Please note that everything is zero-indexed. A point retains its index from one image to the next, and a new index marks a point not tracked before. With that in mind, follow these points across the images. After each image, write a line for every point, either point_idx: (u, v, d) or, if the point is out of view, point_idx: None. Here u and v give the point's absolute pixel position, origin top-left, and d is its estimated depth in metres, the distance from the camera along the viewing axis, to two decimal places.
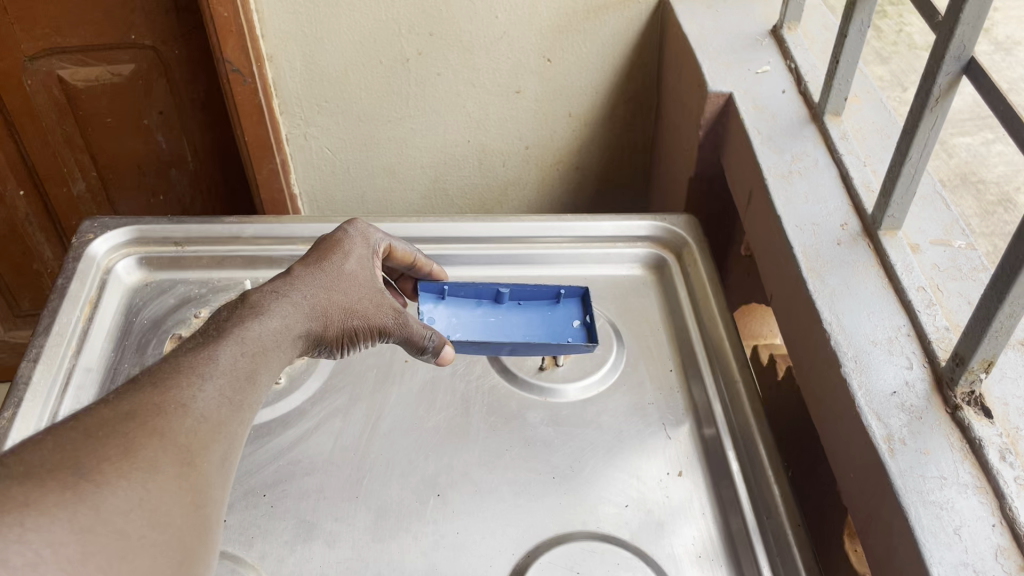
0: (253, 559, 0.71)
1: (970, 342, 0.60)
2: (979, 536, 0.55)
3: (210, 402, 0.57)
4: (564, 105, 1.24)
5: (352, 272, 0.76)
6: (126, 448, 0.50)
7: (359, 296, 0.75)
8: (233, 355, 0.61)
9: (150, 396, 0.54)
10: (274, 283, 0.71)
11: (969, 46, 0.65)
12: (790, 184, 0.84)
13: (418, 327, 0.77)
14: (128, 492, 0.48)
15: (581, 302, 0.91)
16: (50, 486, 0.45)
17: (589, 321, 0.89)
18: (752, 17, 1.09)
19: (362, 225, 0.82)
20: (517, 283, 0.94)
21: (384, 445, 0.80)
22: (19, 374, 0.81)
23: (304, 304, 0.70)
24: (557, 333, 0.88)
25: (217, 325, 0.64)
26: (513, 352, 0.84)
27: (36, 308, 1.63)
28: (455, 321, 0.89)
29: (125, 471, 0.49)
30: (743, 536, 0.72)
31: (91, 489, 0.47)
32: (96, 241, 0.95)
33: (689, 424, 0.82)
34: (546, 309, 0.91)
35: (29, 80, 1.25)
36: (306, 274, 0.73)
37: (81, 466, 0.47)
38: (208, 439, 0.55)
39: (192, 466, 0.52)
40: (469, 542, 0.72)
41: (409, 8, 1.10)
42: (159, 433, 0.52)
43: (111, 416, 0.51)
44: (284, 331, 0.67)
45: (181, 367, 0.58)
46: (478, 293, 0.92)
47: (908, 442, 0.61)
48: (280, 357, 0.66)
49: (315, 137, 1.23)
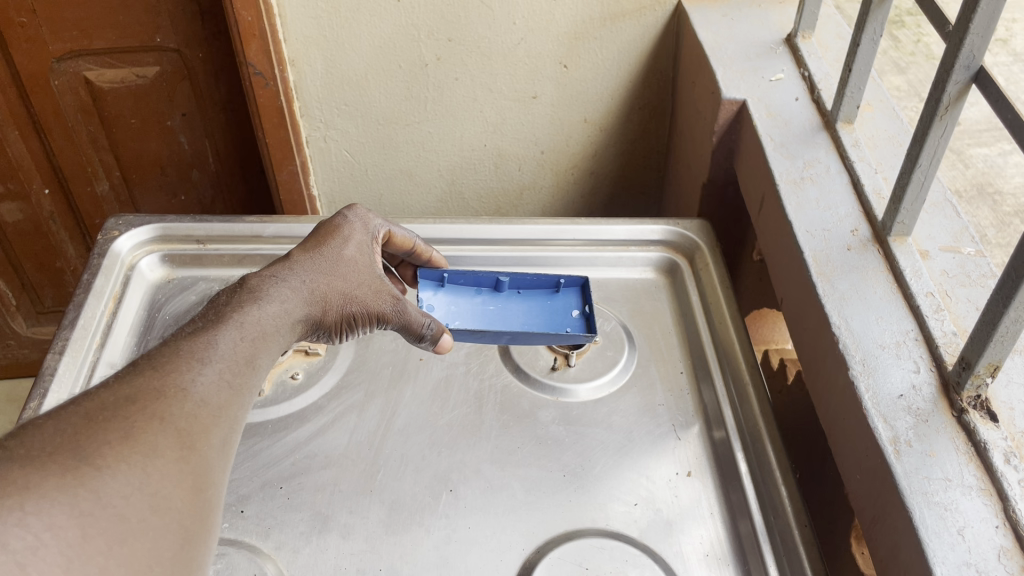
0: (270, 549, 0.73)
1: (975, 346, 0.61)
2: (982, 538, 0.56)
3: (209, 386, 0.59)
4: (579, 110, 1.25)
5: (351, 257, 0.78)
6: (127, 433, 0.52)
7: (358, 281, 0.77)
8: (233, 339, 0.63)
9: (151, 379, 0.56)
10: (274, 269, 0.73)
11: (978, 55, 0.66)
12: (801, 190, 0.85)
13: (417, 315, 0.78)
14: (128, 476, 0.50)
15: (580, 291, 0.93)
16: (51, 469, 0.47)
17: (588, 311, 0.90)
18: (767, 26, 1.11)
19: (361, 212, 0.84)
20: (517, 271, 0.95)
21: (398, 441, 0.81)
22: (45, 365, 0.83)
23: (303, 289, 0.72)
24: (556, 323, 0.90)
25: (217, 310, 0.67)
26: (512, 341, 0.86)
27: (59, 305, 1.66)
28: (454, 310, 0.91)
29: (125, 455, 0.51)
30: (752, 538, 0.73)
31: (91, 472, 0.49)
32: (121, 238, 0.98)
33: (699, 426, 0.83)
34: (545, 299, 0.93)
35: (56, 81, 1.28)
36: (306, 259, 0.75)
37: (82, 451, 0.49)
38: (209, 423, 0.57)
39: (192, 450, 0.54)
40: (480, 537, 0.74)
41: (429, 13, 1.12)
42: (159, 417, 0.54)
43: (112, 401, 0.54)
44: (283, 315, 0.70)
45: (180, 352, 0.60)
46: (478, 280, 0.93)
47: (914, 443, 0.62)
48: (280, 341, 0.69)
49: (335, 140, 1.26)
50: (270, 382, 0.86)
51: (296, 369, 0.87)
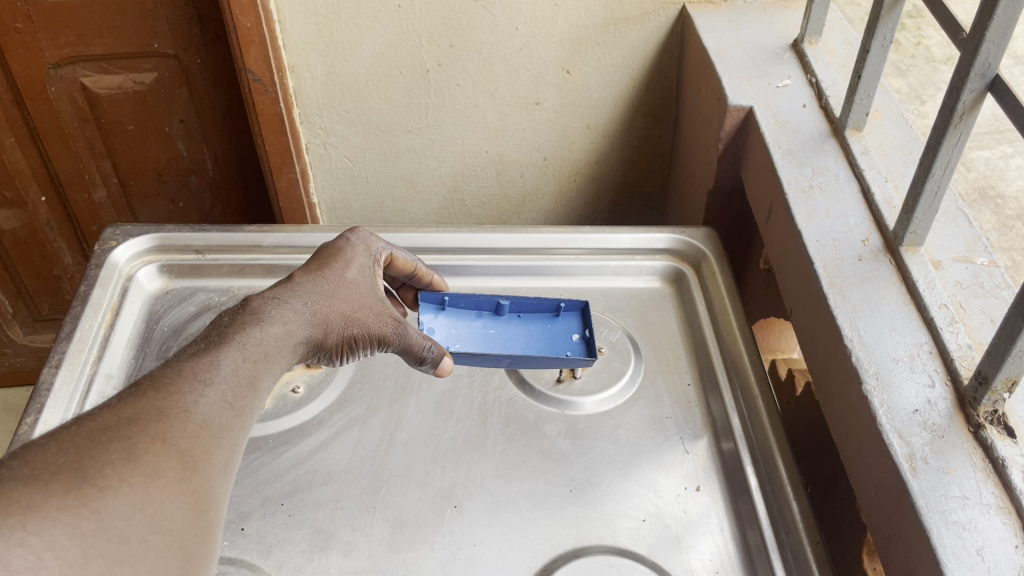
0: (270, 568, 0.71)
1: (992, 361, 0.60)
2: (1002, 557, 0.55)
3: (211, 408, 0.57)
4: (582, 116, 1.24)
5: (354, 280, 0.76)
6: (128, 453, 0.50)
7: (360, 302, 0.75)
8: (235, 360, 0.62)
9: (153, 400, 0.55)
10: (276, 290, 0.72)
11: (994, 64, 0.64)
12: (810, 199, 0.84)
13: (418, 338, 0.76)
14: (130, 497, 0.49)
15: (580, 315, 0.91)
16: (53, 489, 0.46)
17: (588, 334, 0.88)
18: (773, 31, 1.09)
19: (363, 233, 0.82)
20: (518, 295, 0.93)
21: (402, 456, 0.80)
22: (41, 379, 0.81)
23: (305, 311, 0.71)
24: (556, 346, 0.88)
25: (219, 331, 0.65)
26: (511, 364, 0.85)
27: (55, 312, 1.65)
28: (454, 333, 0.89)
29: (126, 476, 0.49)
30: (761, 552, 0.72)
31: (93, 493, 0.47)
32: (119, 248, 0.96)
33: (707, 438, 0.82)
34: (546, 324, 0.91)
35: (53, 87, 1.26)
36: (308, 281, 0.74)
37: (85, 470, 0.48)
38: (211, 444, 0.55)
39: (193, 470, 0.53)
40: (485, 554, 0.72)
41: (430, 18, 1.11)
42: (161, 438, 0.53)
43: (114, 420, 0.52)
44: (285, 337, 0.68)
45: (182, 372, 0.58)
46: (478, 304, 0.91)
47: (930, 461, 0.61)
48: (282, 362, 0.67)
49: (334, 146, 1.24)
50: (271, 395, 0.84)
51: (297, 382, 0.86)
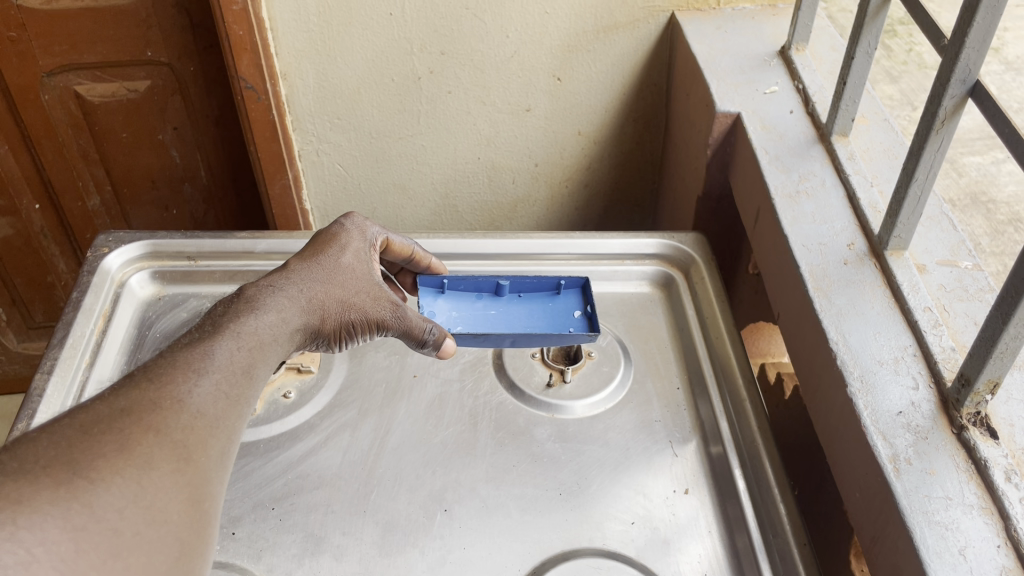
0: (261, 571, 0.72)
1: (975, 363, 0.61)
2: (983, 557, 0.55)
3: (205, 398, 0.58)
4: (573, 123, 1.25)
5: (348, 265, 0.77)
6: (121, 445, 0.51)
7: (356, 288, 0.76)
8: (230, 349, 0.62)
9: (146, 391, 0.55)
10: (271, 279, 0.72)
11: (974, 70, 0.65)
12: (797, 204, 0.85)
13: (417, 321, 0.77)
14: (123, 489, 0.49)
15: (580, 292, 0.92)
16: (44, 483, 0.46)
17: (589, 311, 0.89)
18: (761, 38, 1.10)
19: (357, 219, 0.83)
20: (517, 277, 0.94)
21: (392, 460, 0.80)
22: (33, 386, 0.82)
23: (300, 298, 0.71)
24: (558, 324, 0.88)
25: (213, 321, 0.66)
26: (514, 343, 0.85)
27: (49, 320, 1.65)
28: (456, 315, 0.89)
29: (119, 468, 0.50)
30: (749, 554, 0.72)
31: (85, 486, 0.48)
32: (111, 255, 0.97)
33: (695, 442, 0.82)
34: (546, 302, 0.91)
35: (47, 95, 1.27)
36: (303, 269, 0.74)
37: (76, 463, 0.48)
38: (205, 435, 0.56)
39: (188, 462, 0.53)
40: (475, 558, 0.73)
41: (422, 26, 1.12)
42: (154, 429, 0.53)
43: (107, 413, 0.52)
44: (280, 324, 0.68)
45: (176, 363, 0.59)
46: (478, 286, 0.92)
47: (913, 461, 0.61)
48: (278, 350, 0.67)
49: (326, 153, 1.25)
50: (263, 400, 0.85)
51: (289, 387, 0.86)
